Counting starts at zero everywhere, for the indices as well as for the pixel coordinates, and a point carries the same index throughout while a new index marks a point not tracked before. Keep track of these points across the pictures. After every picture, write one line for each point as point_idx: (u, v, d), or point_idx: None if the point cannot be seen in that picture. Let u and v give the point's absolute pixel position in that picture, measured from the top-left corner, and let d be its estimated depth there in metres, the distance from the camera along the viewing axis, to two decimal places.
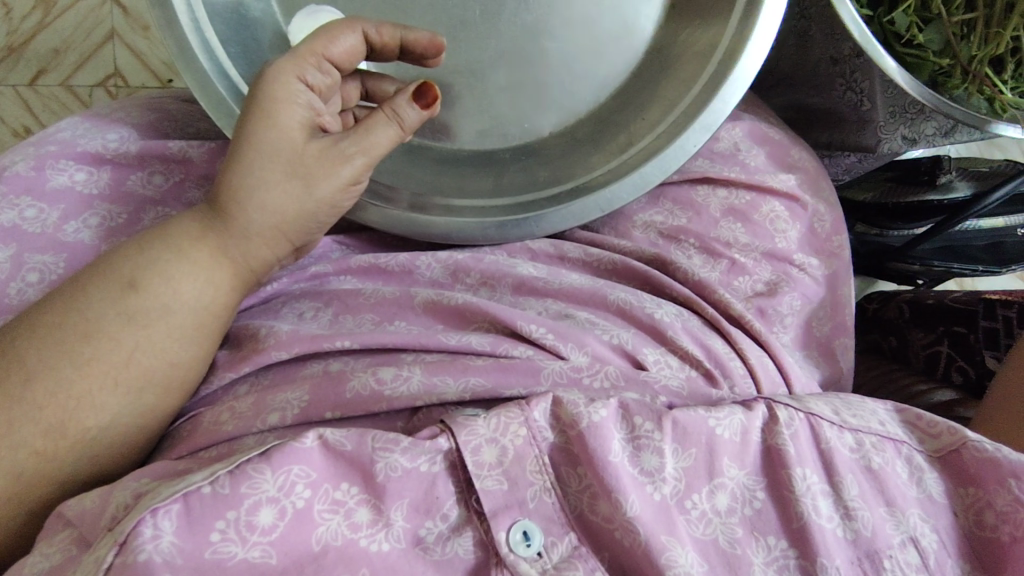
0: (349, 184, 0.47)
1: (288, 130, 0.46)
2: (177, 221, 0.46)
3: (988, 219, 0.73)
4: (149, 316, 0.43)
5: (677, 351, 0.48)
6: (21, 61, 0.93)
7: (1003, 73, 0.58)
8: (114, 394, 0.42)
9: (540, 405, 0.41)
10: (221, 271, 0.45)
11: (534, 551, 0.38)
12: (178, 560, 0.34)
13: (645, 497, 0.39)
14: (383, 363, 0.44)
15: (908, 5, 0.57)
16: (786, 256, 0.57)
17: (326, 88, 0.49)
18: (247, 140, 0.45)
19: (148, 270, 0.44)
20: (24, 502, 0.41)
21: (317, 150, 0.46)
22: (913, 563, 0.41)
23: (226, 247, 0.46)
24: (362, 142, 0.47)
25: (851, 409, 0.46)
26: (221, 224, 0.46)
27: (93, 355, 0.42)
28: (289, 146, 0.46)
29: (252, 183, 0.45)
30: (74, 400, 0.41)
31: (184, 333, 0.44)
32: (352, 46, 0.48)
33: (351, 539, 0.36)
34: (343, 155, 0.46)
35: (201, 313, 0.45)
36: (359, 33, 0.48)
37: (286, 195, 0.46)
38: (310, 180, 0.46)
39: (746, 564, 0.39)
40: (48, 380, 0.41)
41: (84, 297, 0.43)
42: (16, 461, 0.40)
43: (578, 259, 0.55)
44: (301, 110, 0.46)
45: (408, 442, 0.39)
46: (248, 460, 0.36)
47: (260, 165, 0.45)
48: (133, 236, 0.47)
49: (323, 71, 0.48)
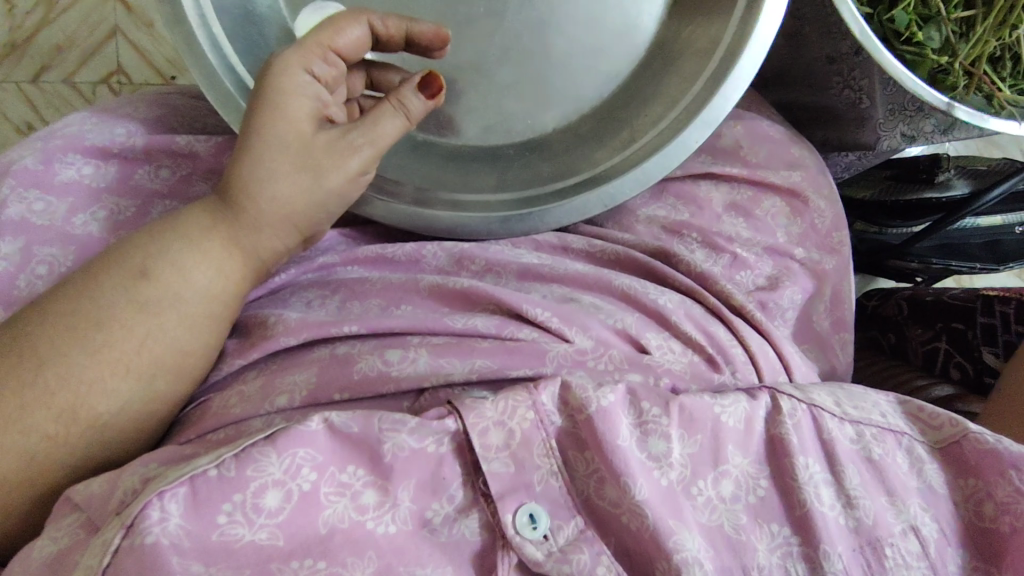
0: (357, 174, 0.48)
1: (296, 123, 0.46)
2: (186, 211, 0.47)
3: (987, 217, 0.74)
4: (160, 304, 0.43)
5: (680, 336, 0.49)
6: (24, 57, 0.94)
7: (1002, 71, 0.60)
8: (125, 380, 0.42)
9: (548, 388, 0.41)
10: (230, 260, 0.46)
11: (540, 534, 0.38)
12: (185, 543, 0.34)
13: (653, 481, 0.40)
14: (389, 346, 0.45)
15: (907, 3, 0.58)
16: (789, 251, 0.57)
17: (333, 79, 0.49)
18: (256, 133, 0.46)
19: (159, 259, 0.44)
20: (34, 483, 0.41)
21: (325, 142, 0.47)
22: (914, 552, 0.41)
23: (235, 237, 0.46)
24: (369, 134, 0.47)
25: (853, 401, 0.46)
26: (231, 214, 0.46)
27: (105, 342, 0.42)
28: (296, 138, 0.46)
29: (261, 176, 0.46)
30: (85, 386, 0.41)
31: (195, 322, 0.44)
32: (358, 38, 0.49)
33: (358, 522, 0.36)
34: (351, 147, 0.47)
35: (212, 300, 0.45)
36: (365, 25, 0.49)
37: (295, 186, 0.46)
38: (319, 172, 0.46)
39: (751, 550, 0.40)
40: (60, 365, 0.41)
41: (95, 286, 0.43)
42: (29, 444, 0.40)
43: (582, 250, 0.56)
44: (308, 102, 0.47)
45: (414, 423, 0.39)
46: (253, 444, 0.36)
47: (270, 157, 0.46)
48: (142, 226, 0.47)
49: (329, 62, 0.48)
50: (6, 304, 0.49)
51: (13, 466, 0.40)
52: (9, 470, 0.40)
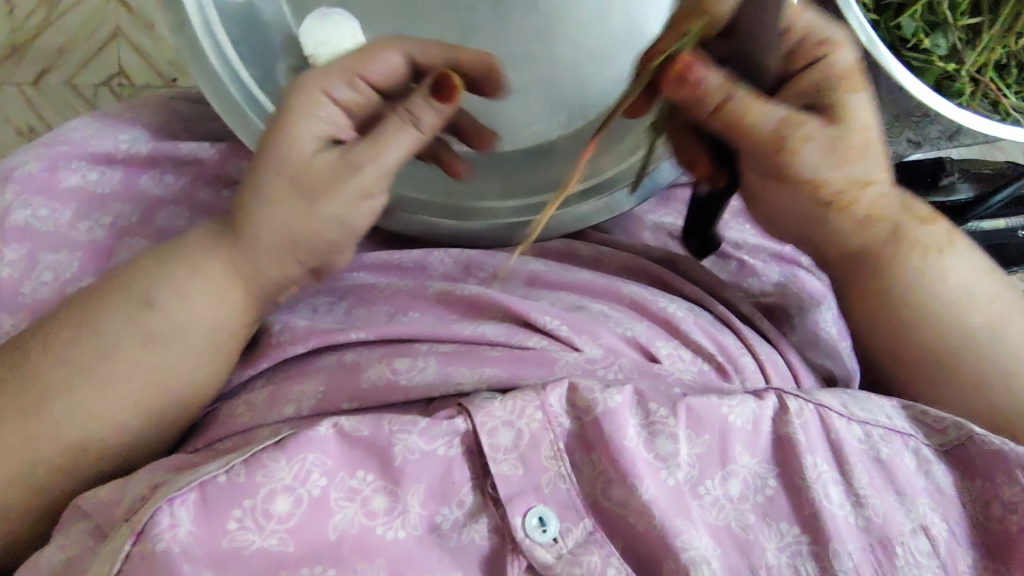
0: (362, 200, 0.45)
1: (304, 145, 0.44)
2: (194, 234, 0.46)
3: (990, 220, 0.76)
4: (165, 335, 0.43)
5: (690, 344, 0.49)
6: (26, 59, 0.94)
7: (1007, 78, 0.67)
8: (131, 412, 0.42)
9: (556, 390, 0.41)
10: (234, 290, 0.45)
11: (549, 537, 0.38)
12: (195, 549, 0.34)
13: (660, 482, 0.40)
14: (398, 354, 0.45)
15: (914, 12, 0.64)
16: (795, 260, 0.59)
17: (358, 107, 0.46)
18: (264, 157, 0.44)
19: (165, 288, 0.44)
20: (45, 508, 0.42)
21: (328, 165, 0.44)
22: (925, 550, 0.41)
23: (237, 263, 0.45)
24: (375, 154, 0.44)
25: (860, 404, 0.46)
26: (235, 237, 0.45)
27: (110, 374, 0.42)
28: (301, 161, 0.44)
29: (263, 200, 0.44)
30: (90, 419, 0.41)
31: (201, 352, 0.44)
32: (392, 66, 0.46)
33: (367, 527, 0.37)
34: (356, 169, 0.44)
35: (217, 330, 0.44)
36: (402, 54, 0.46)
37: (293, 211, 0.44)
38: (315, 197, 0.44)
39: (759, 550, 0.40)
40: (65, 398, 0.41)
41: (99, 315, 0.43)
42: (38, 474, 0.41)
43: (589, 258, 0.56)
44: (320, 124, 0.45)
45: (425, 424, 0.39)
46: (263, 449, 0.37)
47: (273, 182, 0.44)
48: (153, 247, 0.47)
49: (355, 88, 0.46)
50: (9, 309, 0.49)
51: (23, 494, 0.41)
52: (19, 497, 0.41)
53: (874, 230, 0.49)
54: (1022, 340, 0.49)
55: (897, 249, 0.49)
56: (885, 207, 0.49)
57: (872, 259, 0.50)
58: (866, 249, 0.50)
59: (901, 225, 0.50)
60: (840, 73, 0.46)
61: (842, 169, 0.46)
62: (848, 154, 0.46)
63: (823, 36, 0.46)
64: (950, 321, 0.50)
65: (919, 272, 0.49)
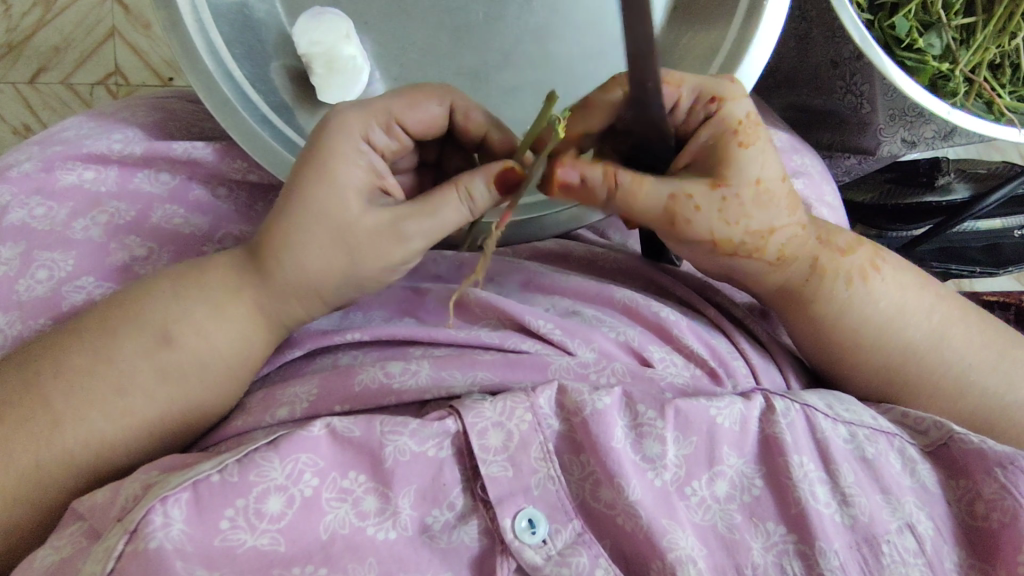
0: (397, 264, 0.45)
1: (346, 194, 0.43)
2: (215, 264, 0.46)
3: (986, 221, 0.76)
4: (182, 368, 0.43)
5: (682, 350, 0.49)
6: (21, 57, 0.94)
7: (1001, 78, 0.68)
8: (143, 440, 0.43)
9: (546, 392, 0.42)
10: (253, 326, 0.45)
11: (539, 539, 0.39)
12: (188, 548, 0.34)
13: (647, 482, 0.40)
14: (391, 358, 0.45)
15: (908, 11, 0.65)
16: None
17: (392, 152, 0.47)
18: (298, 195, 0.43)
19: (184, 322, 0.44)
20: (48, 525, 0.42)
21: (372, 224, 0.43)
22: (911, 549, 0.41)
23: (261, 302, 0.45)
24: (423, 223, 0.43)
25: (844, 404, 0.47)
26: (258, 271, 0.45)
27: (126, 405, 0.42)
28: (341, 212, 0.43)
29: (299, 242, 0.44)
30: (101, 445, 0.42)
31: (217, 385, 0.44)
32: (432, 116, 0.48)
33: (358, 527, 0.37)
34: (400, 235, 0.43)
35: (234, 361, 0.45)
36: (446, 107, 0.48)
37: (324, 258, 0.44)
38: (357, 255, 0.44)
39: (745, 549, 0.40)
40: (77, 425, 0.41)
41: (116, 345, 0.43)
42: (46, 496, 0.41)
43: (582, 258, 0.57)
44: (362, 172, 0.44)
45: (416, 425, 0.39)
46: (256, 450, 0.37)
47: (309, 228, 0.43)
48: (169, 270, 0.47)
49: (391, 134, 0.47)
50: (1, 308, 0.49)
51: (30, 512, 0.41)
52: (23, 513, 0.41)
53: (790, 268, 0.49)
54: (964, 343, 0.50)
55: (819, 284, 0.49)
56: (796, 247, 0.49)
57: (809, 299, 0.50)
58: (789, 287, 0.50)
59: (817, 260, 0.49)
60: (730, 125, 0.46)
61: (739, 225, 0.46)
62: (746, 210, 0.45)
63: (709, 91, 0.46)
64: (908, 338, 0.50)
65: (866, 301, 0.50)
